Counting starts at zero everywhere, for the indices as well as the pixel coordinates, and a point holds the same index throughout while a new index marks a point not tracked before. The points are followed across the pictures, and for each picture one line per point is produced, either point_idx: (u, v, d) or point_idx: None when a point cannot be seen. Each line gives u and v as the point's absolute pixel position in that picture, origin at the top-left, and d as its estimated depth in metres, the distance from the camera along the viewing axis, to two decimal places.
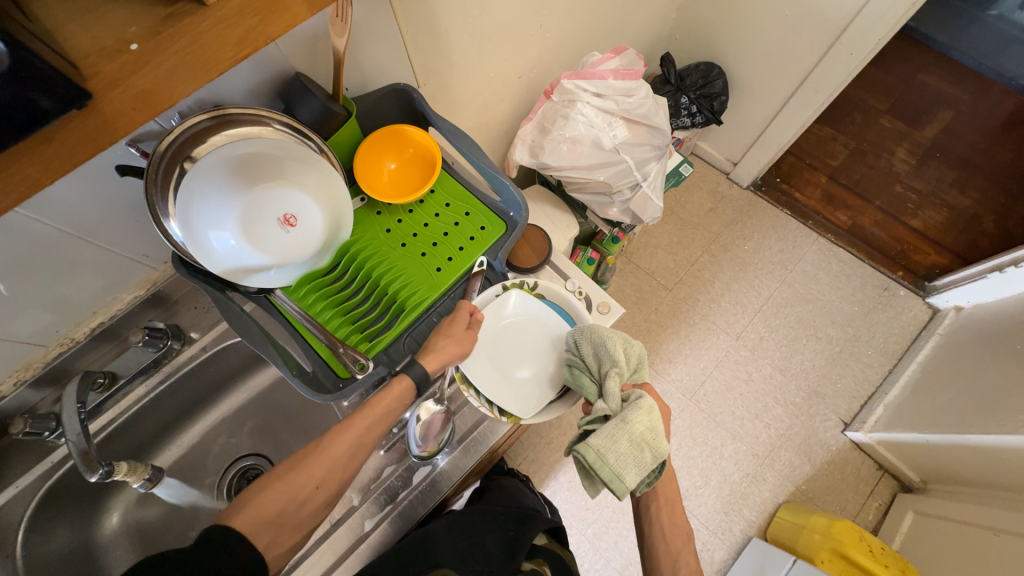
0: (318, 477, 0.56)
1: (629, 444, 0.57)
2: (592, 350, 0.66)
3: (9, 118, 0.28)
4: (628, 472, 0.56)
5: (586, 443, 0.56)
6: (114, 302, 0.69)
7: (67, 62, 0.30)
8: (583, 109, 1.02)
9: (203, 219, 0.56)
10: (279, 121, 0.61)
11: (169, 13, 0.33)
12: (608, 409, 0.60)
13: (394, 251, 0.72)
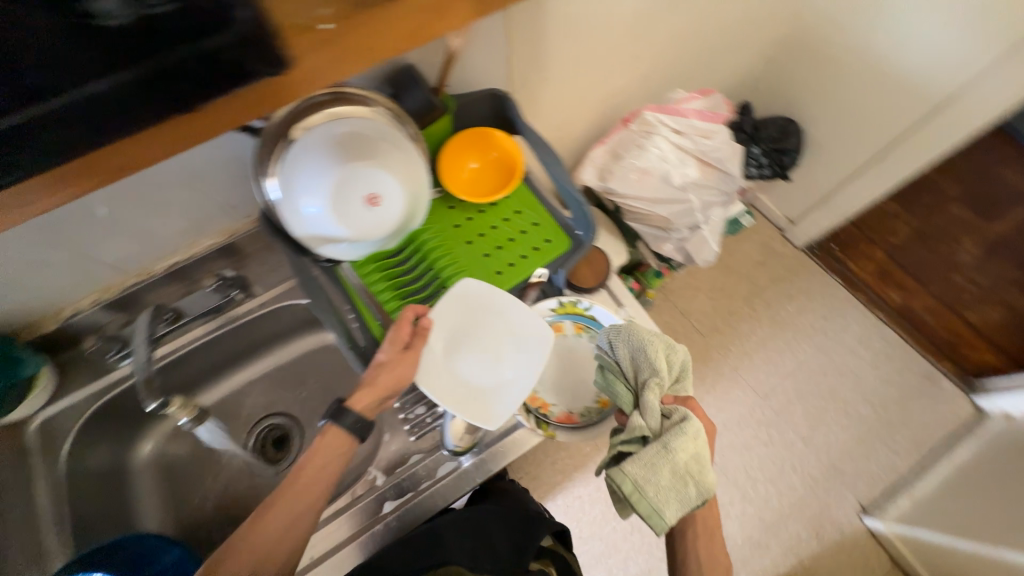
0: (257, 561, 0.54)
1: (671, 476, 0.53)
2: (631, 356, 0.62)
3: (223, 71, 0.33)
4: (668, 507, 0.52)
5: (622, 471, 0.53)
6: (195, 244, 0.73)
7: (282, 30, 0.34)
8: (659, 143, 1.03)
9: (300, 183, 0.60)
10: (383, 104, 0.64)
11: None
12: (647, 429, 0.56)
13: (459, 247, 0.74)
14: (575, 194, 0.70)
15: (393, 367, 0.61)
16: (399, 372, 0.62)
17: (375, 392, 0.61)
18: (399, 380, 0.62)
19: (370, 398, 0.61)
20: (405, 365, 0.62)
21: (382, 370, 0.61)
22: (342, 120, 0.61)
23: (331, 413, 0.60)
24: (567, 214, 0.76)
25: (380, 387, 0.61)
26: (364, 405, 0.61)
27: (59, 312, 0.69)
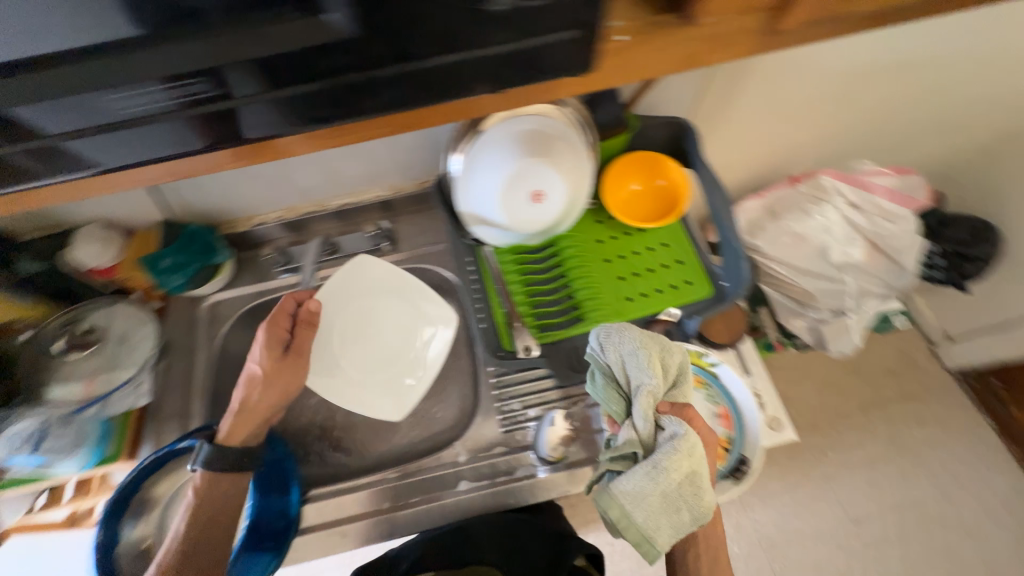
0: (198, 539, 0.56)
1: (662, 500, 0.47)
2: (620, 360, 0.54)
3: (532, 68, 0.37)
4: (658, 533, 0.47)
5: (612, 495, 0.47)
6: (366, 191, 0.82)
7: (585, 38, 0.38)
8: (829, 212, 0.94)
9: (482, 164, 0.64)
10: (575, 110, 0.66)
11: (655, 19, 0.40)
12: (637, 444, 0.49)
13: (597, 262, 0.73)
14: (740, 246, 0.65)
15: (275, 375, 0.63)
16: (284, 381, 0.63)
17: (271, 405, 0.62)
18: (281, 392, 0.63)
19: (264, 411, 0.61)
20: (286, 377, 0.64)
21: (258, 386, 0.62)
22: (532, 116, 0.65)
23: (200, 460, 0.57)
24: (715, 262, 0.72)
25: (271, 396, 0.62)
26: (246, 424, 0.61)
27: (250, 220, 0.81)
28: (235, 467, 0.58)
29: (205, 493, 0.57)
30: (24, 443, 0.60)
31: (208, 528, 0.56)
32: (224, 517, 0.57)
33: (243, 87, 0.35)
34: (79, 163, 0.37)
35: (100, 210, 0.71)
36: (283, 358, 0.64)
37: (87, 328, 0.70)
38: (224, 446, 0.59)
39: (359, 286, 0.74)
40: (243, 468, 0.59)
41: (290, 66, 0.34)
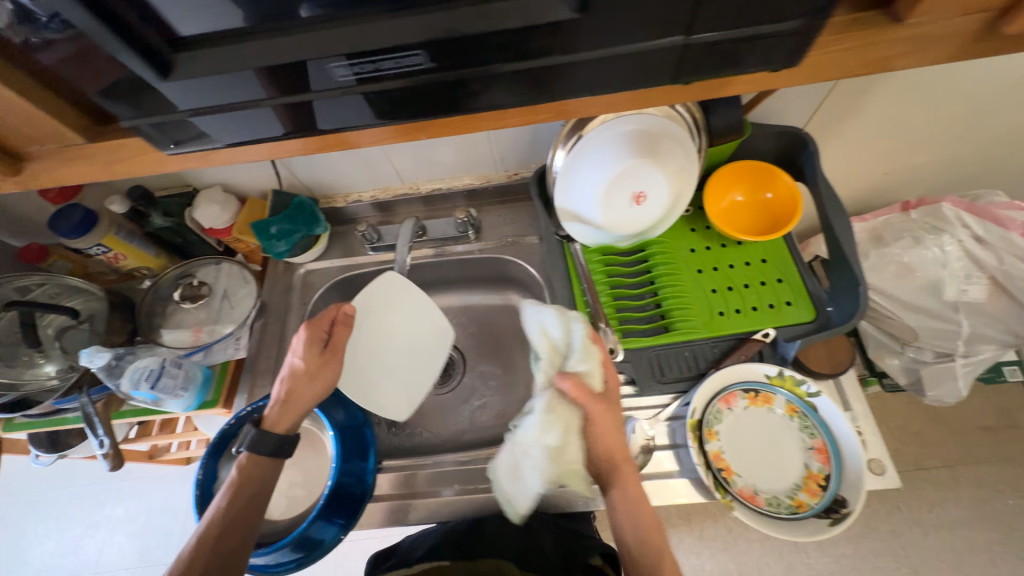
0: (225, 525, 0.52)
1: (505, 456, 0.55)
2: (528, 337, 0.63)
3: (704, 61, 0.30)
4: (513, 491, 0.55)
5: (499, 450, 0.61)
6: (457, 178, 0.84)
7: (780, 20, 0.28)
8: (945, 244, 0.85)
9: (585, 167, 0.62)
10: (688, 106, 0.60)
11: (861, 15, 0.32)
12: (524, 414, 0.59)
13: (688, 271, 0.70)
14: (860, 273, 0.59)
15: (317, 372, 0.59)
16: (324, 378, 0.59)
17: (308, 402, 0.58)
18: (320, 391, 0.59)
19: (301, 406, 0.58)
20: (326, 374, 0.59)
21: (301, 380, 0.58)
22: (637, 115, 0.59)
23: (247, 441, 0.55)
24: (821, 286, 0.66)
25: (316, 390, 0.59)
26: (292, 415, 0.58)
27: (346, 196, 0.86)
28: (273, 454, 0.56)
29: (249, 469, 0.55)
30: (142, 379, 0.63)
31: (243, 508, 0.53)
32: (255, 506, 0.54)
33: (308, 81, 0.31)
34: (190, 138, 0.34)
35: (221, 176, 0.77)
36: (324, 355, 0.60)
37: (199, 282, 0.77)
38: (267, 432, 0.56)
39: (392, 298, 0.75)
40: (278, 454, 0.56)
41: (448, 55, 0.29)
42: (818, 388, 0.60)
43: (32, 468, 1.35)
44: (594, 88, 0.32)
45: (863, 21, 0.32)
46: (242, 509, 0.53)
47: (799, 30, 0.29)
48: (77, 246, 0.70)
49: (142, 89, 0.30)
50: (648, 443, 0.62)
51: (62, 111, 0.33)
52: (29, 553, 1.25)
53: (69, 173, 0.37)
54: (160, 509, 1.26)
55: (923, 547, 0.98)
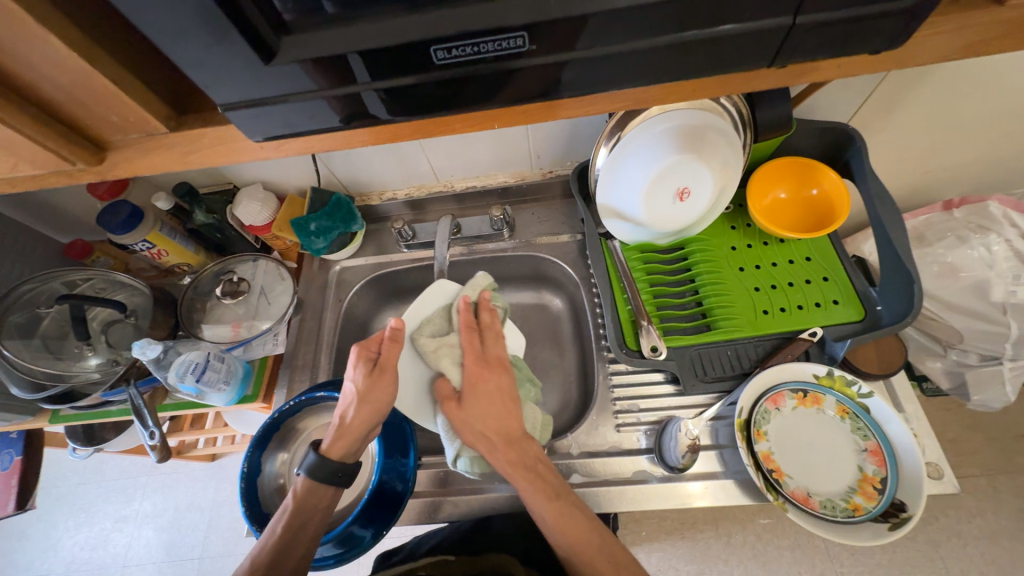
0: (291, 528, 0.54)
1: None
2: None
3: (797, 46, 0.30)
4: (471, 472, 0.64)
5: None
6: (492, 176, 0.84)
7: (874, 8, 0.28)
8: (993, 244, 0.82)
9: (630, 167, 0.61)
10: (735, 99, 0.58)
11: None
12: None
13: (730, 269, 0.69)
14: (914, 269, 0.58)
15: (370, 395, 0.55)
16: (379, 400, 0.56)
17: (364, 426, 0.56)
18: (376, 414, 0.56)
19: (356, 430, 0.56)
20: (380, 397, 0.56)
21: (362, 406, 0.56)
22: (681, 112, 0.58)
23: (307, 464, 0.55)
24: (870, 285, 0.65)
25: (379, 411, 0.56)
26: (348, 439, 0.56)
27: (380, 194, 0.87)
28: (331, 481, 0.55)
29: (303, 498, 0.55)
30: (187, 373, 0.64)
31: (301, 533, 0.54)
32: (310, 530, 0.55)
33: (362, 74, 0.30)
34: (263, 128, 0.34)
35: (261, 174, 0.78)
36: (373, 378, 0.56)
37: (238, 278, 0.77)
38: (327, 458, 0.55)
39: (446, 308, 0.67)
40: (336, 481, 0.56)
41: (550, 35, 0.29)
42: (870, 389, 0.59)
43: (65, 460, 1.38)
44: (667, 76, 0.32)
45: (959, 3, 0.31)
46: (296, 532, 0.54)
47: (907, 9, 0.28)
48: (124, 242, 0.71)
49: (211, 80, 0.30)
50: (694, 444, 0.60)
51: (149, 100, 0.34)
52: (60, 545, 1.28)
53: (147, 162, 0.38)
54: (186, 504, 1.28)
55: (964, 558, 0.94)
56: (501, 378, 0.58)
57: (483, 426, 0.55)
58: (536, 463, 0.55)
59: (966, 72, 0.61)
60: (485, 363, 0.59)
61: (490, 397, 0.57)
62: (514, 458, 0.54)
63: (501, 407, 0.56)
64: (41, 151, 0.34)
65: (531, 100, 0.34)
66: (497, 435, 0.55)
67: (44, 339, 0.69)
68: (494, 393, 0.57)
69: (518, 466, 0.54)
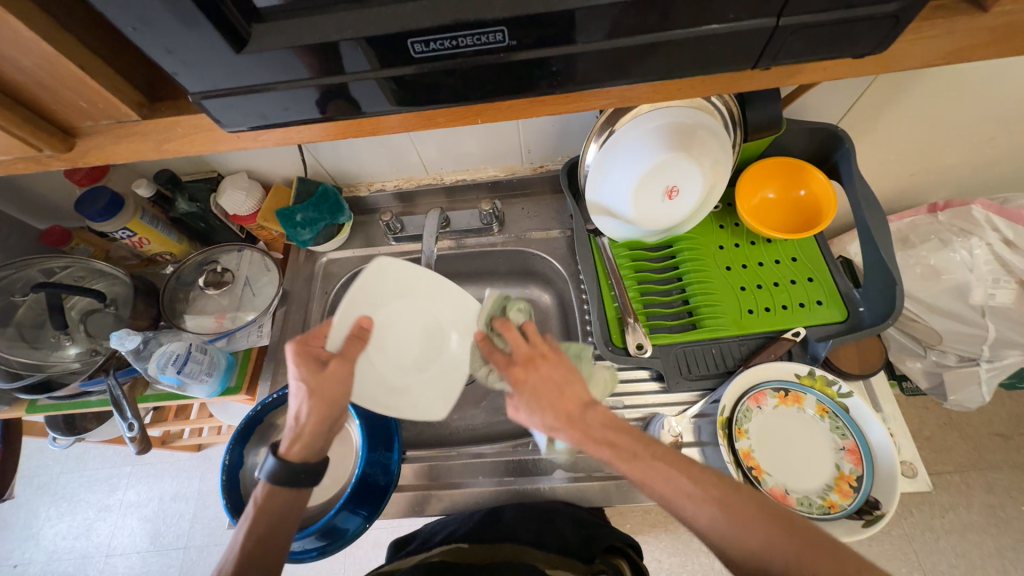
0: (251, 544, 0.50)
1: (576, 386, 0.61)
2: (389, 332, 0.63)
3: (788, 47, 0.30)
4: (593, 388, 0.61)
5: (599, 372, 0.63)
6: (482, 170, 0.83)
7: (861, 11, 0.28)
8: (975, 247, 0.83)
9: (620, 163, 0.61)
10: (724, 97, 0.58)
11: (942, 2, 0.32)
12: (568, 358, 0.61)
13: (717, 268, 0.69)
14: (896, 272, 0.58)
15: (321, 389, 0.52)
16: (335, 394, 0.53)
17: (322, 421, 0.53)
18: (332, 405, 0.53)
19: (314, 427, 0.52)
20: (335, 389, 0.54)
21: (312, 398, 0.52)
22: (672, 108, 0.57)
23: (264, 470, 0.52)
24: (853, 286, 0.65)
25: (327, 409, 0.53)
26: (307, 437, 0.52)
27: (369, 185, 0.85)
28: (293, 484, 0.51)
29: (266, 504, 0.51)
30: (168, 364, 0.63)
31: (266, 537, 0.50)
32: (280, 532, 0.51)
33: (345, 65, 0.30)
34: (237, 119, 0.33)
35: (245, 163, 0.76)
36: (327, 372, 0.53)
37: (222, 268, 0.76)
38: (287, 462, 0.51)
39: (385, 285, 0.62)
40: (300, 484, 0.52)
41: (530, 32, 0.28)
42: (849, 389, 0.60)
43: (46, 449, 1.36)
44: (651, 75, 0.32)
45: (947, 7, 0.31)
46: (260, 538, 0.50)
47: (894, 13, 0.28)
48: (104, 229, 0.69)
49: (177, 70, 0.29)
50: (677, 441, 0.61)
51: (120, 87, 0.34)
52: (42, 534, 1.26)
53: (120, 150, 0.37)
54: (171, 494, 1.27)
55: (935, 551, 0.97)
56: (547, 367, 0.52)
57: (545, 418, 0.50)
58: (606, 433, 0.48)
59: (954, 76, 0.62)
60: (535, 353, 0.53)
61: (540, 381, 0.51)
62: (578, 436, 0.48)
63: (555, 395, 0.50)
64: (6, 137, 0.33)
65: (515, 97, 0.34)
66: (556, 424, 0.49)
67: (21, 328, 0.67)
68: (548, 379, 0.51)
69: (586, 440, 0.48)
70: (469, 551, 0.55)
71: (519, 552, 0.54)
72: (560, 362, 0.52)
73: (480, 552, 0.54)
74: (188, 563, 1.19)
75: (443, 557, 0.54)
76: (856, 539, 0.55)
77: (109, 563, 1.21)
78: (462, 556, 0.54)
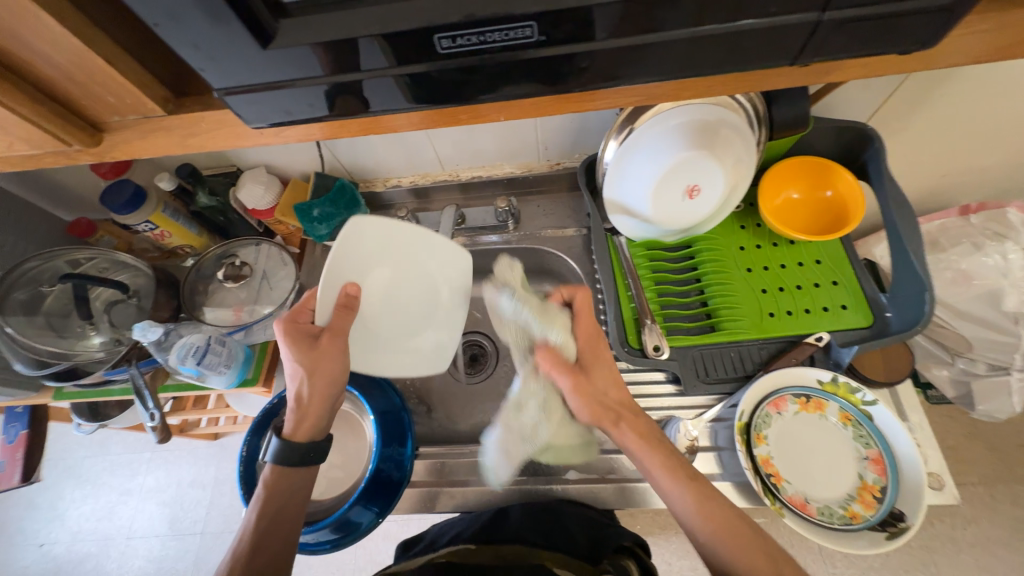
0: (264, 528, 0.52)
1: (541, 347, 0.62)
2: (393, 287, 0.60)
3: (828, 43, 0.29)
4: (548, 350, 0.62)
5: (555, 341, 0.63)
6: (498, 167, 0.82)
7: (910, 5, 0.26)
8: (1009, 252, 0.80)
9: (640, 161, 0.60)
10: (751, 94, 0.56)
11: None
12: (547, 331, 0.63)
13: (737, 269, 0.68)
14: (927, 277, 0.56)
15: (318, 368, 0.54)
16: (330, 371, 0.55)
17: (324, 399, 0.56)
18: (330, 384, 0.55)
19: (318, 406, 0.55)
20: (330, 368, 0.55)
21: (310, 379, 0.54)
22: (695, 105, 0.55)
23: (271, 453, 0.54)
24: (880, 290, 0.63)
25: (325, 389, 0.55)
26: (312, 416, 0.55)
27: (385, 180, 0.85)
28: (301, 464, 0.54)
29: (275, 482, 0.53)
30: (188, 355, 0.64)
31: (280, 518, 0.53)
32: (290, 508, 0.54)
33: (370, 61, 0.30)
34: (260, 114, 0.33)
35: (264, 157, 0.77)
36: (319, 349, 0.54)
37: (241, 262, 0.77)
38: (293, 441, 0.54)
39: (367, 247, 0.58)
40: (307, 462, 0.55)
41: (558, 27, 0.28)
42: (874, 397, 0.58)
43: (71, 434, 1.40)
44: (681, 72, 0.31)
45: (1000, 1, 0.30)
46: (273, 520, 0.52)
47: (944, 7, 0.26)
48: (128, 222, 0.71)
49: (205, 66, 0.29)
50: (693, 446, 0.61)
51: (146, 82, 0.34)
52: (66, 515, 1.31)
53: (145, 145, 0.37)
54: (188, 481, 1.30)
55: (956, 564, 0.94)
56: (602, 364, 0.58)
57: (601, 407, 0.55)
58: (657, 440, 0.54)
59: (995, 73, 0.59)
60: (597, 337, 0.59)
61: (602, 372, 0.57)
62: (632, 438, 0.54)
63: (610, 386, 0.57)
64: (36, 131, 0.34)
65: (539, 94, 0.33)
66: (611, 415, 0.55)
67: (48, 317, 0.69)
68: (605, 367, 0.58)
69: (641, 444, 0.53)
70: (475, 551, 0.54)
71: (527, 553, 0.52)
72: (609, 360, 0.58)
73: (486, 551, 0.54)
74: (204, 548, 1.22)
75: (449, 555, 0.53)
76: (878, 551, 0.53)
77: (129, 545, 1.25)
78: (467, 555, 0.53)
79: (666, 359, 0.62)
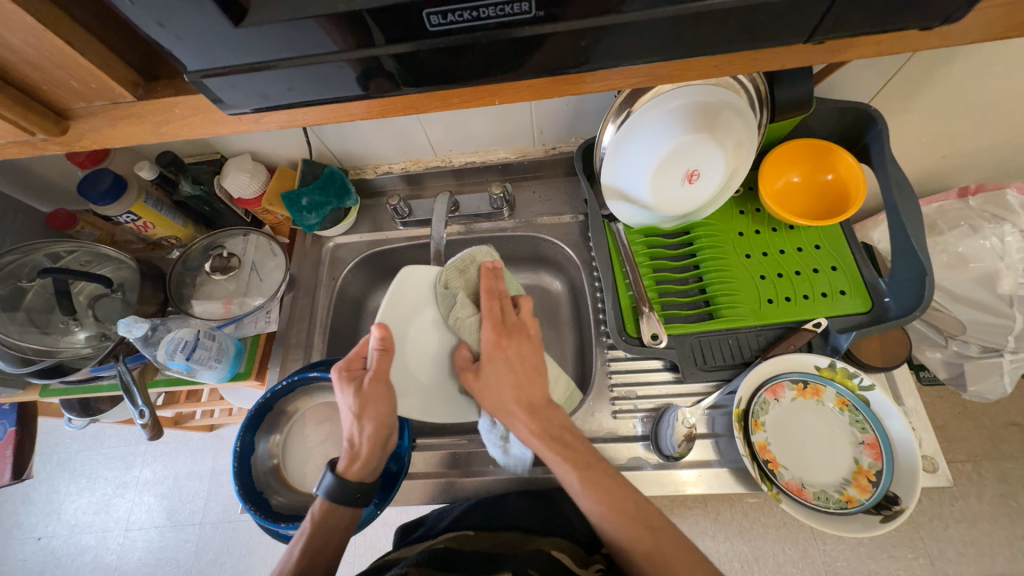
0: (301, 562, 0.52)
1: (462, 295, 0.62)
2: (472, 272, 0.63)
3: (847, 17, 0.27)
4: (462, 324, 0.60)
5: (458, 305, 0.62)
6: (492, 152, 0.80)
7: None
8: (1006, 234, 0.80)
9: (638, 145, 0.58)
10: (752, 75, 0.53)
11: None
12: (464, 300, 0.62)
13: (736, 256, 0.67)
14: (927, 261, 0.55)
15: (367, 410, 0.55)
16: (379, 413, 0.55)
17: (374, 441, 0.56)
18: (382, 423, 0.55)
19: (369, 447, 0.56)
20: (381, 407, 0.55)
21: (363, 418, 0.55)
22: (694, 87, 0.53)
23: (324, 486, 0.56)
24: (879, 275, 0.63)
25: (379, 429, 0.55)
26: (364, 458, 0.56)
27: (376, 167, 0.83)
28: (347, 502, 0.55)
29: (324, 519, 0.55)
30: (177, 350, 0.62)
31: (319, 555, 0.53)
32: (331, 547, 0.54)
33: (355, 35, 0.27)
34: (244, 98, 0.31)
35: (247, 144, 0.74)
36: (367, 390, 0.55)
37: (228, 253, 0.74)
38: (345, 480, 0.56)
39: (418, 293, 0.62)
40: (356, 501, 0.56)
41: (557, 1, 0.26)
42: (871, 381, 0.58)
43: (63, 428, 1.39)
44: (684, 49, 0.30)
45: None
46: (313, 554, 0.53)
47: None
48: (108, 213, 0.68)
49: (172, 43, 0.27)
50: (691, 434, 0.59)
51: (112, 66, 0.32)
52: (63, 508, 1.30)
53: (116, 133, 0.35)
54: (185, 472, 1.30)
55: (942, 539, 0.96)
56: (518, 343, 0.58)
57: (507, 398, 0.55)
58: (563, 433, 0.54)
59: (1005, 50, 0.57)
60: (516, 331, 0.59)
61: (507, 361, 0.56)
62: (538, 428, 0.54)
63: (518, 381, 0.56)
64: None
65: (536, 76, 0.31)
66: (518, 411, 0.55)
67: (30, 313, 0.66)
68: (509, 361, 0.56)
69: (543, 436, 0.53)
70: (474, 536, 0.55)
71: (521, 540, 0.54)
72: (522, 343, 0.58)
73: (484, 536, 0.55)
74: (203, 538, 1.22)
75: (449, 541, 0.54)
76: (874, 535, 0.54)
77: (129, 537, 1.25)
78: (466, 541, 0.54)
79: (664, 346, 0.61)
